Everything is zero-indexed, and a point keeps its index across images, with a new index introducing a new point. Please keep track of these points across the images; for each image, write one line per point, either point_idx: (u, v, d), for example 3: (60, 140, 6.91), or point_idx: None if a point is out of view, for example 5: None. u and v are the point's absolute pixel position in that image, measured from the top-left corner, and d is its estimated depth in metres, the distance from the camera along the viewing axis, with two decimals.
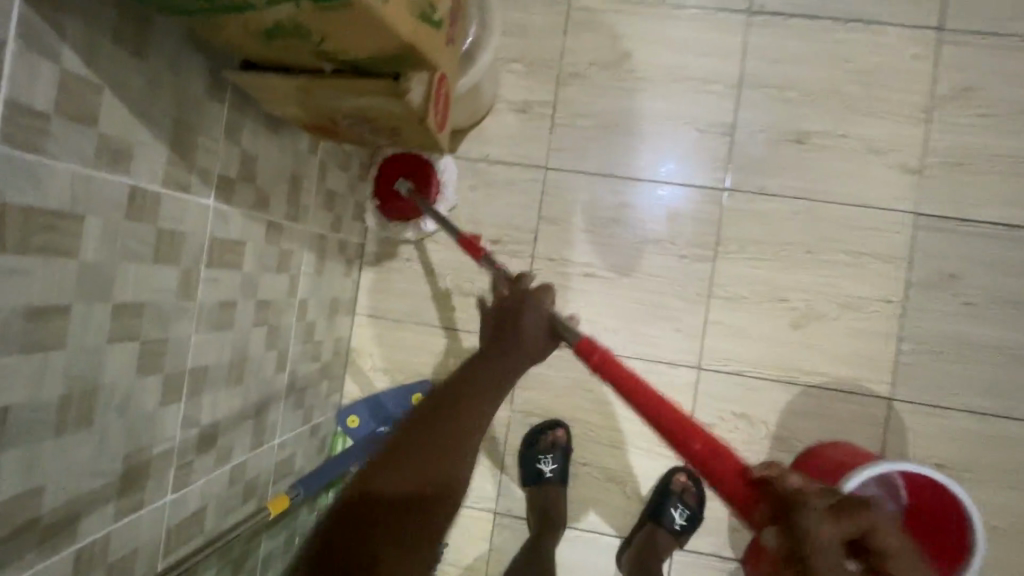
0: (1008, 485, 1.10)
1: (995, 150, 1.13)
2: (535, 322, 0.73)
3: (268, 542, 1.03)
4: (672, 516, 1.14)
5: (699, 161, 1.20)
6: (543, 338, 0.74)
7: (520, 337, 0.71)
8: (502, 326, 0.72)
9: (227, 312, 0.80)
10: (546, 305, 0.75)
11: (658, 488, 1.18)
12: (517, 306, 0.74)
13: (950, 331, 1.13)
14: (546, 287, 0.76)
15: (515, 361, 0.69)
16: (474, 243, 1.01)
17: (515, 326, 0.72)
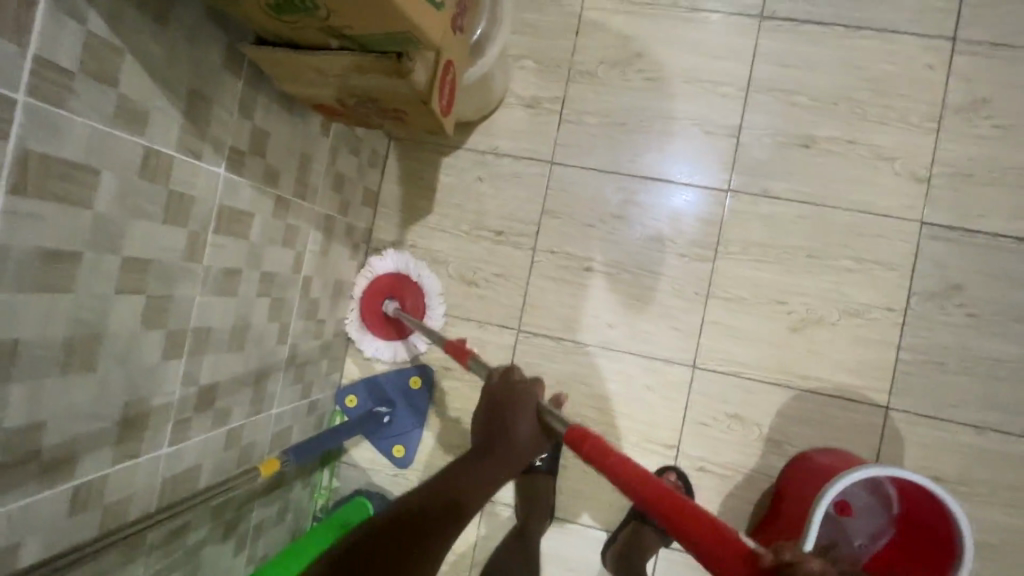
0: (1002, 500, 1.09)
1: (1004, 161, 1.12)
2: (527, 429, 0.71)
3: (261, 509, 1.06)
4: None
5: (705, 162, 1.21)
6: (534, 440, 0.72)
7: (510, 435, 0.70)
8: (495, 423, 0.71)
9: (232, 279, 0.84)
10: (536, 399, 0.73)
11: None
12: (509, 400, 0.73)
13: (950, 342, 1.12)
14: (539, 382, 0.75)
15: (503, 459, 0.69)
16: (461, 348, 0.99)
17: (507, 425, 0.71)
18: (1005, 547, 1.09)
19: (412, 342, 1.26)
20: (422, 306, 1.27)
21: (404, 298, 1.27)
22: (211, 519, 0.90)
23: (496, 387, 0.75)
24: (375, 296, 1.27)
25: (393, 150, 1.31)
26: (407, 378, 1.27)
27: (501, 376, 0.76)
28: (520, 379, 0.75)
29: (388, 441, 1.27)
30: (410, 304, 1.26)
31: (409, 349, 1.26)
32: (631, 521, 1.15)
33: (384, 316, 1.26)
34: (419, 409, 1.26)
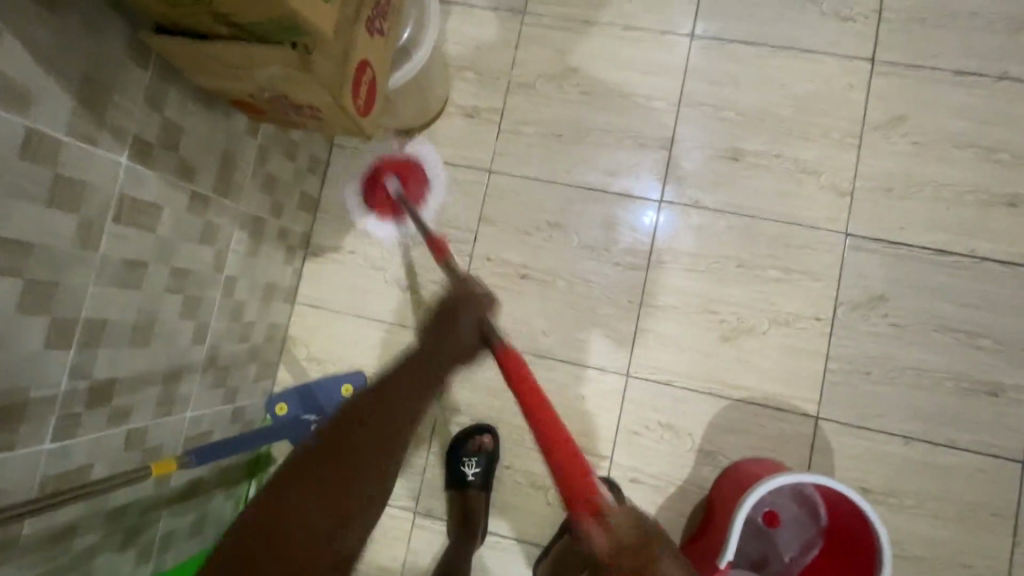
0: (926, 511, 1.09)
1: (922, 176, 1.16)
2: (470, 326, 0.75)
3: (169, 520, 1.01)
4: None
5: (639, 173, 1.23)
6: (471, 339, 0.75)
7: (456, 334, 0.73)
8: (444, 319, 0.75)
9: (136, 272, 0.82)
10: (481, 307, 0.76)
11: None
12: (457, 303, 0.76)
13: (876, 351, 1.13)
14: (490, 295, 0.78)
15: (449, 356, 0.72)
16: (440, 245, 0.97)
17: (453, 320, 0.74)
18: (933, 561, 1.08)
19: (405, 229, 1.28)
20: (422, 197, 1.28)
21: (407, 183, 1.28)
22: (105, 523, 0.86)
23: (452, 293, 0.77)
24: (374, 178, 1.28)
25: (335, 157, 1.32)
26: (340, 386, 1.25)
27: (458, 288, 0.78)
28: (476, 293, 0.77)
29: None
30: (414, 191, 1.27)
31: (398, 236, 1.28)
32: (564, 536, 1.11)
33: (382, 191, 1.27)
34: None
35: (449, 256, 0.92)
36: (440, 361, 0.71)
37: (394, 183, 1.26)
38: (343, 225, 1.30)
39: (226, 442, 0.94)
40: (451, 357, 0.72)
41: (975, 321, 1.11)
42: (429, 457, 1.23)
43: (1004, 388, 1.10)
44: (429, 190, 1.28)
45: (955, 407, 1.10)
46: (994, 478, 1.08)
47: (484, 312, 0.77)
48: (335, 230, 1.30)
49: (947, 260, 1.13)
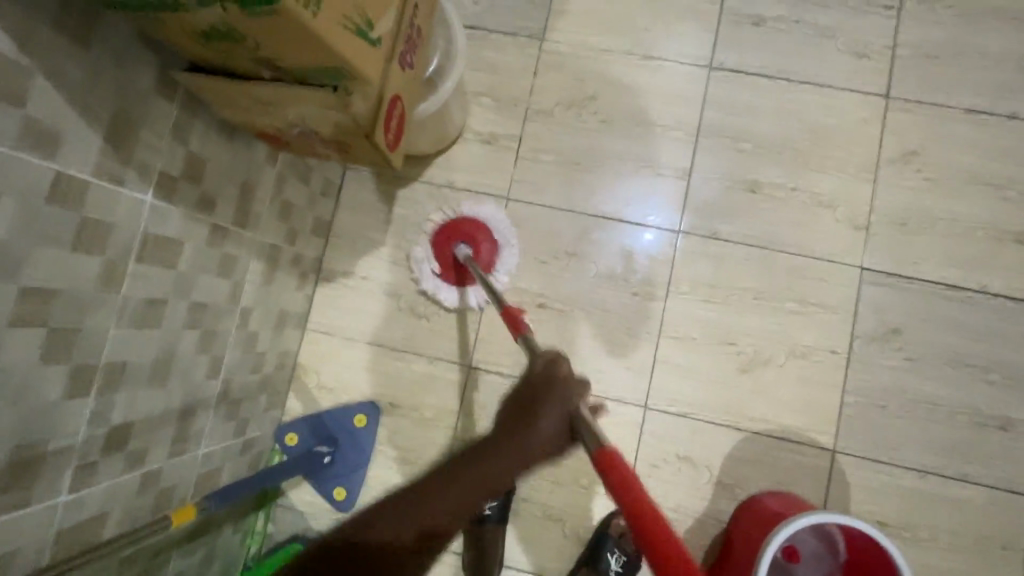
0: (941, 545, 1.10)
1: (935, 212, 1.18)
2: (553, 426, 0.66)
3: (179, 560, 0.97)
4: (609, 562, 1.09)
5: (658, 203, 1.23)
6: (554, 435, 0.67)
7: (533, 433, 0.65)
8: (527, 413, 0.67)
9: (155, 310, 0.79)
10: (575, 402, 0.68)
11: (596, 531, 1.14)
12: (545, 392, 0.68)
13: (891, 385, 1.14)
14: (582, 384, 0.70)
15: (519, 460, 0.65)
16: (517, 320, 0.91)
17: (537, 415, 0.67)
18: None
19: (471, 299, 1.21)
20: (492, 261, 1.21)
21: (477, 248, 1.21)
22: (117, 570, 0.82)
23: (537, 376, 0.70)
24: (446, 238, 1.21)
25: (348, 181, 1.29)
26: (353, 416, 1.22)
27: (544, 370, 0.70)
28: (563, 374, 0.70)
29: (330, 483, 1.20)
30: (485, 253, 1.20)
31: (463, 303, 1.21)
32: (580, 568, 1.11)
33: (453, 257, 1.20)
34: (365, 448, 1.21)
35: (529, 332, 0.87)
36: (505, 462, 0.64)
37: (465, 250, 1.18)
38: (356, 250, 1.27)
39: (242, 485, 0.92)
40: (523, 462, 0.65)
41: (987, 355, 1.13)
42: None
43: (1014, 422, 1.12)
44: (501, 254, 1.22)
45: (968, 440, 1.12)
46: (1006, 510, 1.10)
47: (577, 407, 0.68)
48: (348, 255, 1.27)
49: (959, 295, 1.15)
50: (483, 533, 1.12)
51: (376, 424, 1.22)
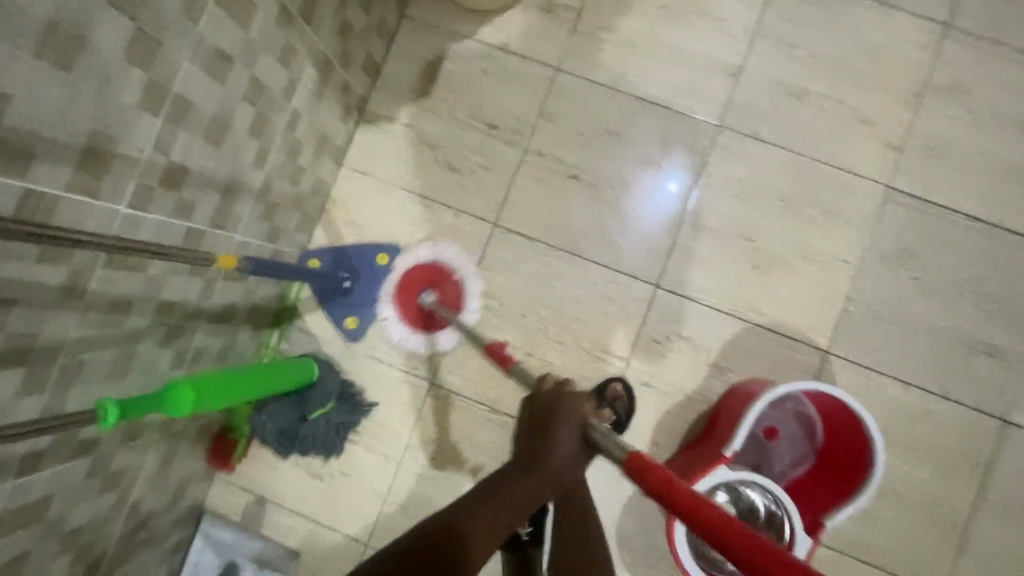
0: (912, 452, 1.17)
1: (969, 144, 1.21)
2: (570, 441, 0.74)
3: (204, 336, 1.02)
4: None
5: (702, 95, 1.25)
6: (575, 454, 0.75)
7: (549, 456, 0.73)
8: (542, 434, 0.74)
9: (223, 65, 0.81)
10: (582, 413, 0.77)
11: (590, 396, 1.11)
12: (553, 415, 0.76)
13: (894, 300, 1.19)
14: (585, 395, 0.80)
15: (545, 483, 0.72)
16: (503, 357, 1.05)
17: (551, 439, 0.74)
18: (909, 497, 1.16)
19: (439, 337, 1.25)
20: (460, 300, 1.25)
21: (440, 288, 1.25)
22: (156, 312, 0.87)
23: (546, 398, 0.79)
24: (409, 292, 1.24)
25: (403, 28, 1.30)
26: (375, 254, 1.26)
27: (547, 397, 0.79)
28: (568, 407, 0.77)
29: (342, 311, 1.25)
30: (449, 292, 1.25)
31: (491, 165, 1.27)
32: None
33: (416, 306, 1.24)
34: (381, 285, 1.25)
35: (514, 362, 1.04)
36: (535, 489, 0.70)
37: (430, 296, 1.23)
38: (401, 97, 1.29)
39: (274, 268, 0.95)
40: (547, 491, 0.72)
41: (990, 287, 1.18)
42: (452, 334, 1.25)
43: (1003, 351, 1.17)
44: (468, 279, 1.25)
45: (956, 361, 1.17)
46: (978, 432, 1.16)
47: (585, 418, 0.76)
48: (393, 101, 1.29)
49: (977, 227, 1.19)
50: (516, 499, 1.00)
51: (394, 270, 1.26)
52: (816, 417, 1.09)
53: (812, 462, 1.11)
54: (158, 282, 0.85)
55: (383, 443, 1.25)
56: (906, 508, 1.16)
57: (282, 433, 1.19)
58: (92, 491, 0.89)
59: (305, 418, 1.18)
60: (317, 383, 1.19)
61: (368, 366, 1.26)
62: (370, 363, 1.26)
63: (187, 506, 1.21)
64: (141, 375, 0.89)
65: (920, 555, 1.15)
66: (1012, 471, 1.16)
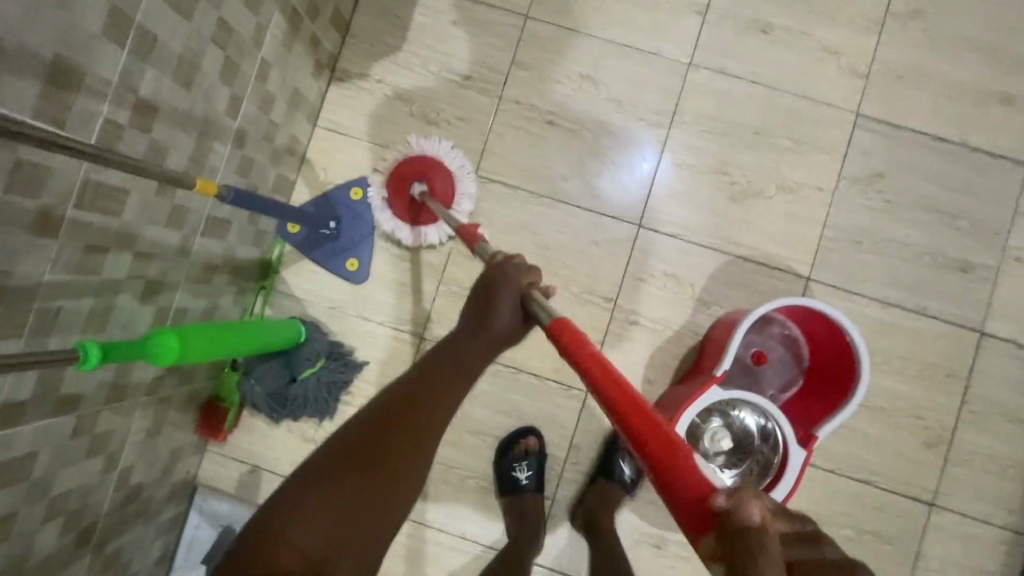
0: (893, 368, 1.21)
1: (930, 69, 1.24)
2: (509, 308, 0.76)
3: (186, 295, 1.00)
4: (621, 467, 1.18)
5: (671, 34, 1.26)
6: (515, 320, 0.77)
7: (489, 323, 0.76)
8: (482, 305, 0.77)
9: (190, 1, 0.79)
10: (521, 283, 0.78)
11: (606, 442, 1.22)
12: (492, 285, 0.78)
13: (868, 223, 1.23)
14: (532, 269, 0.80)
15: (483, 347, 0.75)
16: (474, 234, 0.94)
17: (492, 308, 0.76)
18: (893, 411, 1.21)
19: (425, 232, 1.21)
20: (451, 197, 1.21)
21: (432, 180, 1.20)
22: (134, 263, 0.85)
23: (489, 270, 0.80)
24: (399, 181, 1.20)
25: None
26: (349, 189, 1.24)
27: (493, 270, 0.79)
28: (510, 275, 0.78)
29: (341, 256, 1.24)
30: (440, 190, 1.19)
31: (467, 116, 1.27)
32: (597, 480, 1.18)
33: (406, 195, 1.19)
34: (365, 219, 1.24)
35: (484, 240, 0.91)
36: (473, 353, 0.75)
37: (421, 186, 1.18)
38: (372, 54, 1.28)
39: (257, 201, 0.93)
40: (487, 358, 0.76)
41: (958, 205, 1.22)
42: (439, 287, 1.25)
43: (974, 266, 1.21)
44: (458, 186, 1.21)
45: (930, 277, 1.22)
46: (954, 344, 1.21)
47: (523, 288, 0.77)
48: (365, 58, 1.28)
49: (942, 148, 1.23)
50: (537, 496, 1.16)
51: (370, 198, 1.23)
52: (799, 336, 1.13)
53: (802, 383, 1.14)
54: (136, 230, 0.83)
55: None
56: (891, 422, 1.20)
57: (272, 398, 1.16)
58: (79, 452, 0.86)
59: (295, 378, 1.16)
60: (306, 344, 1.17)
61: (356, 325, 1.25)
62: (359, 322, 1.25)
63: (179, 479, 1.18)
64: (123, 329, 0.87)
65: (905, 465, 1.20)
66: (989, 379, 1.20)
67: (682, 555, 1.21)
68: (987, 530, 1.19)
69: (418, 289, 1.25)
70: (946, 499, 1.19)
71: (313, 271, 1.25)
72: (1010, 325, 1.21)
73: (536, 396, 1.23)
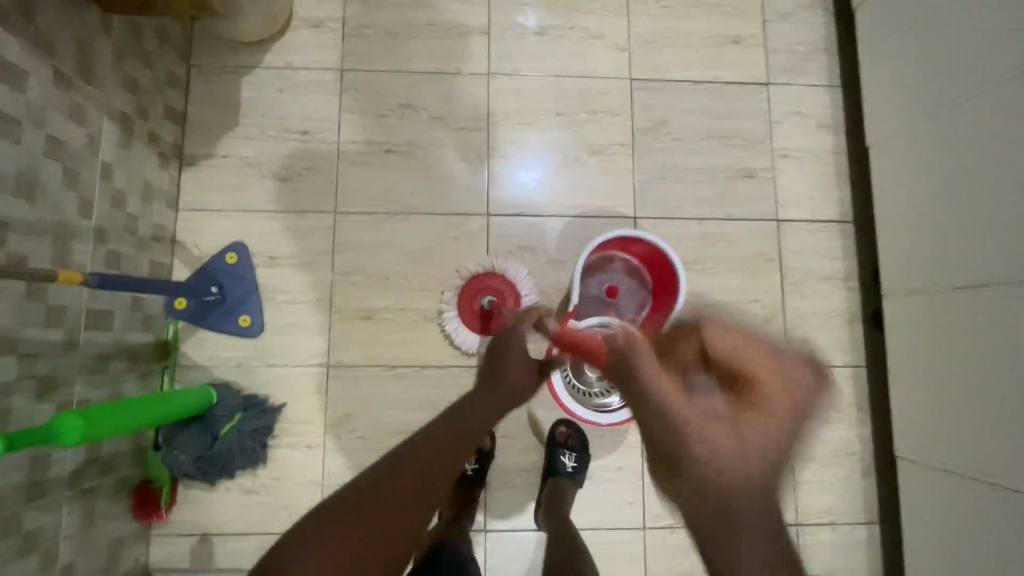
0: (722, 268, 1.45)
1: (676, 30, 1.53)
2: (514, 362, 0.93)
3: (85, 388, 1.08)
4: (563, 462, 1.30)
5: (467, 54, 1.49)
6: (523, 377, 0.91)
7: (496, 377, 0.90)
8: (490, 367, 0.94)
9: (11, 127, 0.90)
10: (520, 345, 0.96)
11: (547, 443, 1.34)
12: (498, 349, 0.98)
13: (667, 161, 1.48)
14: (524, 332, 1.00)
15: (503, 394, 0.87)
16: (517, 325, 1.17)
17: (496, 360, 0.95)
18: (733, 302, 1.44)
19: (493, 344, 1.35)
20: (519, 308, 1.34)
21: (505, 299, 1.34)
22: (22, 365, 0.93)
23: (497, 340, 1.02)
24: (474, 297, 1.34)
25: (194, 77, 1.43)
26: (224, 256, 1.37)
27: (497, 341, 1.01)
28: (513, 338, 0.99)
29: (234, 314, 1.35)
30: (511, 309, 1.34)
31: (314, 166, 1.42)
32: (547, 479, 1.30)
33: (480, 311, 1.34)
34: (246, 276, 1.36)
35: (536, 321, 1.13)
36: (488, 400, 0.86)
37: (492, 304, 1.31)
38: (212, 135, 1.42)
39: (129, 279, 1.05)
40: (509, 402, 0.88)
41: (729, 128, 1.51)
42: (331, 317, 1.38)
43: (755, 170, 1.50)
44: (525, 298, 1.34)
45: (725, 189, 1.48)
46: (761, 235, 1.47)
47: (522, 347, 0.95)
48: (207, 140, 1.42)
49: (703, 88, 1.52)
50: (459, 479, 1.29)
51: (245, 258, 1.36)
52: (635, 263, 1.35)
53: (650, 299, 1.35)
54: (13, 334, 0.91)
55: (303, 435, 1.33)
56: (734, 311, 1.44)
57: (199, 460, 1.25)
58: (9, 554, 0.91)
59: (217, 437, 1.25)
60: (218, 403, 1.27)
61: (263, 373, 1.34)
62: (266, 370, 1.35)
63: (128, 570, 1.22)
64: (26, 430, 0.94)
65: None
66: (796, 254, 1.47)
67: (606, 478, 1.37)
68: (834, 374, 1.44)
69: (312, 323, 1.37)
70: (795, 359, 1.43)
71: (209, 337, 1.35)
72: (796, 208, 1.49)
73: (444, 384, 1.37)
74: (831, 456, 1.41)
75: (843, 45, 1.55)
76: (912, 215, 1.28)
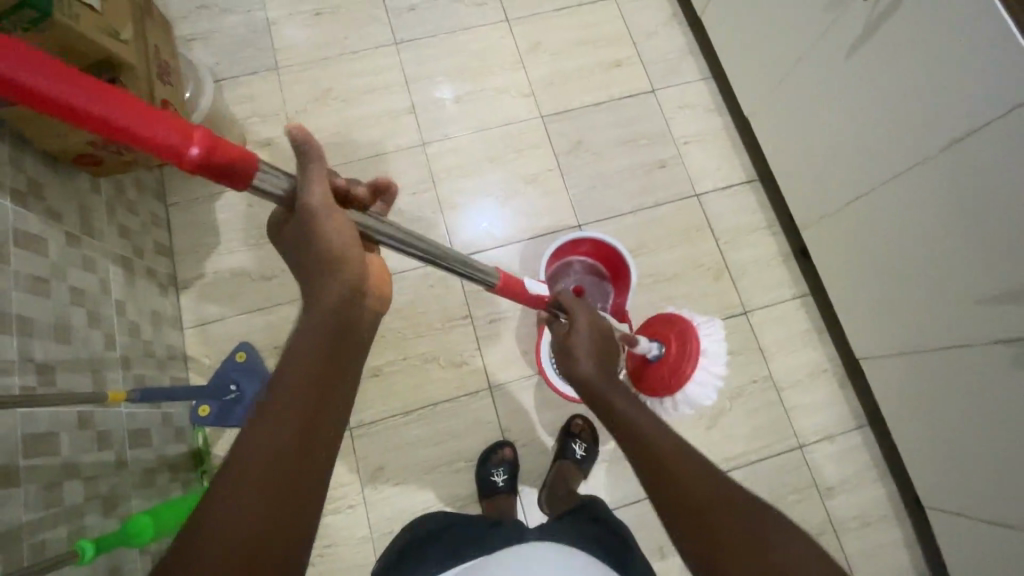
0: (663, 246, 1.66)
1: (566, 69, 1.82)
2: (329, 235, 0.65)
3: (138, 500, 1.18)
4: (573, 449, 1.44)
5: (401, 133, 1.73)
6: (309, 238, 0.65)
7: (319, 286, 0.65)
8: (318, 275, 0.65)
9: (43, 286, 1.06)
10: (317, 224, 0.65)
11: (561, 433, 1.48)
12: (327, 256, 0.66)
13: (591, 172, 1.73)
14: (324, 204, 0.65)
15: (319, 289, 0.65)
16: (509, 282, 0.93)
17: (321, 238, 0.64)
18: (683, 271, 1.65)
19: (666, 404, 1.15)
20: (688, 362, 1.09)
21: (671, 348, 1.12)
22: (86, 486, 1.04)
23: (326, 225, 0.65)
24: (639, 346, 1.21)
25: (172, 214, 1.62)
26: (235, 356, 1.49)
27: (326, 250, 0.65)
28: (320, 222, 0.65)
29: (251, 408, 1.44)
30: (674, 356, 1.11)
31: None
32: (556, 463, 1.44)
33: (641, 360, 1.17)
34: (257, 371, 1.48)
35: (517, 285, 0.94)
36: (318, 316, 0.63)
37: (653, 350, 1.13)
38: (199, 258, 1.59)
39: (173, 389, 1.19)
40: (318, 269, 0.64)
41: (633, 133, 1.77)
42: None
43: (666, 160, 1.75)
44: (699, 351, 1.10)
45: (646, 181, 1.72)
46: (688, 209, 1.70)
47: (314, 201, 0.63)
48: (195, 262, 1.59)
49: (603, 107, 1.79)
50: (496, 492, 1.41)
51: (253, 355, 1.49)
52: (591, 263, 1.54)
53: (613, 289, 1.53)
54: (75, 460, 1.02)
55: (343, 497, 1.43)
56: (685, 278, 1.64)
57: None
58: None
59: None
60: None
61: None
62: None
63: None
64: None
65: (714, 299, 1.63)
66: (721, 217, 1.70)
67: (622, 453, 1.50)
68: (786, 307, 1.63)
69: None
70: (750, 304, 1.63)
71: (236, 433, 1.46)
72: (709, 180, 1.73)
73: (457, 413, 1.51)
74: (807, 377, 1.58)
75: (703, 44, 1.86)
76: (796, 158, 1.53)
